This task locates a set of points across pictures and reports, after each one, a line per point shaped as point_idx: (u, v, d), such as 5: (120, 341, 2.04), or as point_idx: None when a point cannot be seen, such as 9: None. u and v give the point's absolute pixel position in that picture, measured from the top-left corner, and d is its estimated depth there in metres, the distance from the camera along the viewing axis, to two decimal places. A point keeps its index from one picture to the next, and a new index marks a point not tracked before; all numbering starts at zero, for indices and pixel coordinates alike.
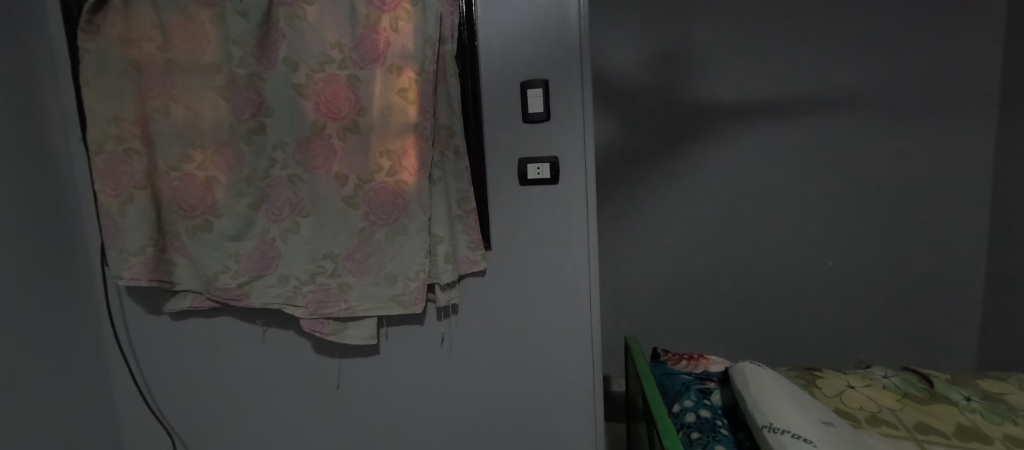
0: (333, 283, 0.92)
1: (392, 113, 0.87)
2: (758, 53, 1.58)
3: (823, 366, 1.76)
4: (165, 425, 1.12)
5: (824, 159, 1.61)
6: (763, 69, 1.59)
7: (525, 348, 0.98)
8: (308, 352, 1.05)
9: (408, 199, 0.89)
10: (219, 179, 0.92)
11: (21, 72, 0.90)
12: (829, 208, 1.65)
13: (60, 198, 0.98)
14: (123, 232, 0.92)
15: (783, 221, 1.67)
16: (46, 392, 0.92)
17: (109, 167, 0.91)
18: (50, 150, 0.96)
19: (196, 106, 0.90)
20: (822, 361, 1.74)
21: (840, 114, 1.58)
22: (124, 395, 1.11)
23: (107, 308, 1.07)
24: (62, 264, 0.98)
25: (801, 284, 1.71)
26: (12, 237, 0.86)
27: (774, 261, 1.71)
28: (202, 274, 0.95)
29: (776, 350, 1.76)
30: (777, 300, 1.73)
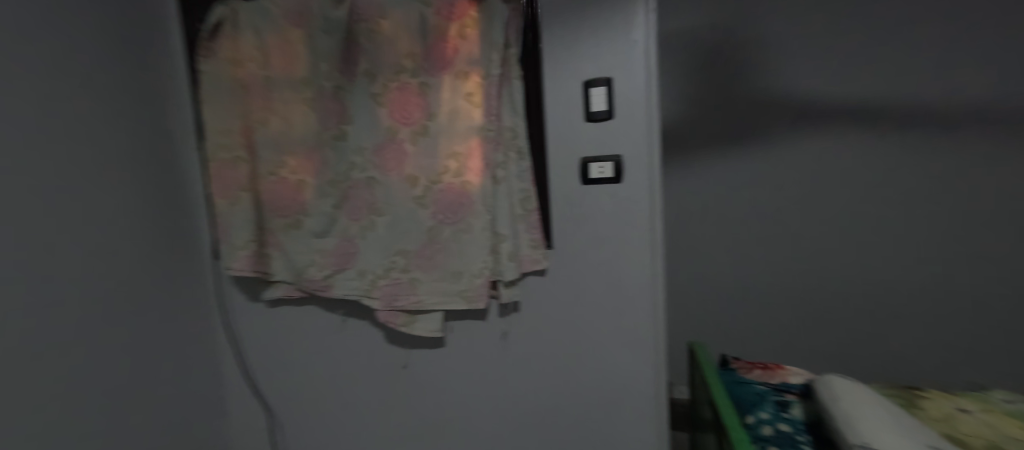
0: (404, 278, 0.99)
1: (459, 117, 0.90)
2: (838, 42, 1.48)
3: (912, 381, 1.62)
4: (263, 400, 1.26)
5: (916, 155, 1.48)
6: (844, 57, 1.48)
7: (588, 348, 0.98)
8: (380, 341, 1.13)
9: (473, 198, 0.92)
10: (307, 182, 1.03)
11: (155, 94, 1.07)
12: (921, 209, 1.51)
13: (185, 200, 1.15)
14: (233, 229, 1.06)
15: (865, 223, 1.56)
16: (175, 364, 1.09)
17: (221, 173, 1.06)
18: (177, 159, 1.13)
19: (289, 116, 1.01)
20: (909, 376, 1.62)
21: (939, 104, 1.43)
22: (229, 371, 1.26)
23: (219, 296, 1.22)
24: (187, 257, 1.14)
25: (886, 290, 1.59)
26: (146, 233, 1.02)
27: (855, 265, 1.59)
28: (293, 266, 1.05)
29: (856, 361, 1.65)
30: (857, 307, 1.62)
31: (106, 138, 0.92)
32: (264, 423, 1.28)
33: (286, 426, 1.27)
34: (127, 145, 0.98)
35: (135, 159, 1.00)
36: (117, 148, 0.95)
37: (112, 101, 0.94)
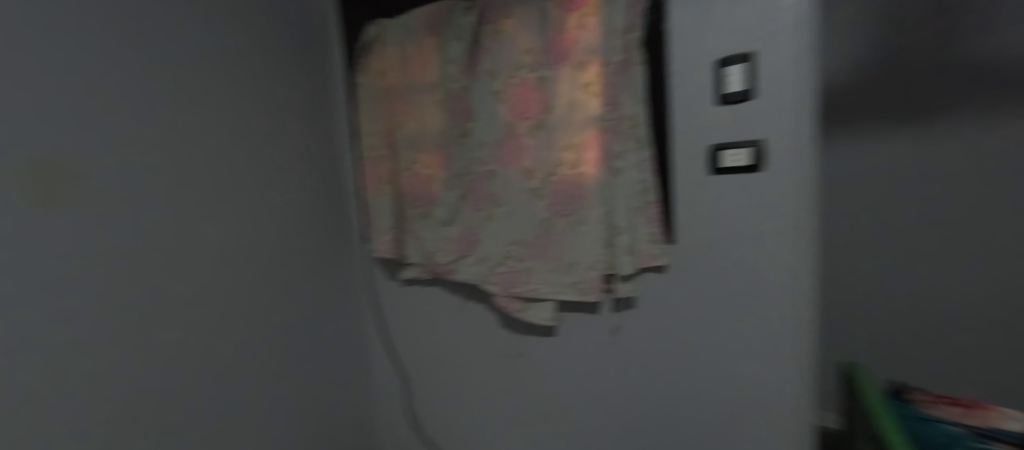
0: (520, 266, 1.03)
1: (576, 109, 0.90)
2: None
3: None
4: (399, 367, 1.46)
5: None
6: None
7: (704, 353, 0.91)
8: (496, 325, 1.21)
9: (588, 191, 0.91)
10: (436, 177, 1.14)
11: (321, 107, 1.32)
12: None
13: (341, 193, 1.39)
14: (378, 217, 1.26)
15: None
16: (331, 324, 1.35)
17: (370, 169, 1.26)
18: (336, 159, 1.37)
19: (423, 118, 1.14)
20: None
21: None
22: (372, 338, 1.49)
23: (366, 274, 1.45)
24: (342, 240, 1.38)
25: None
26: (312, 219, 1.27)
27: None
28: (424, 251, 1.18)
29: None
30: None
31: (281, 144, 1.18)
32: (400, 389, 1.47)
33: (418, 394, 1.43)
34: (298, 149, 1.23)
35: (304, 160, 1.25)
36: (290, 152, 1.21)
37: (288, 116, 1.21)
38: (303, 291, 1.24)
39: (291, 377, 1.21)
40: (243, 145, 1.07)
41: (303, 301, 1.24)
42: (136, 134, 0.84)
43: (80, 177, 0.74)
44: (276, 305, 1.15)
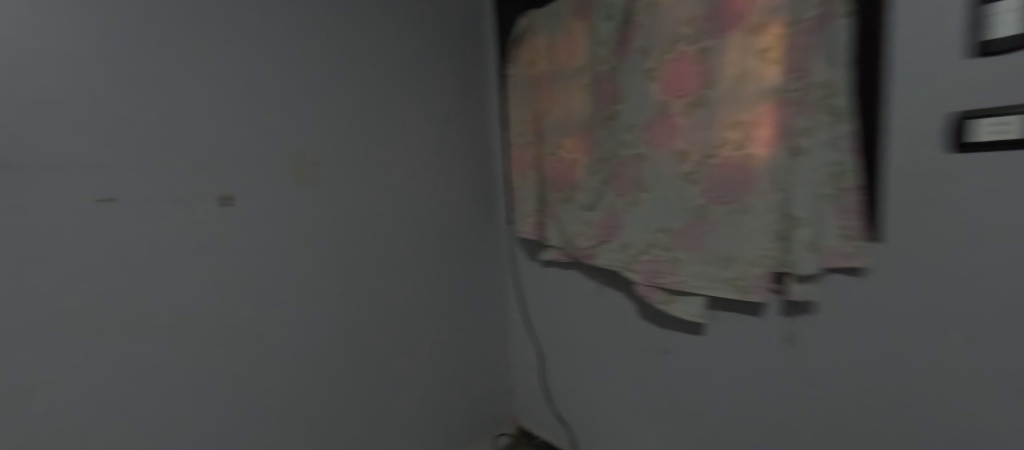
0: (666, 256, 0.97)
1: (747, 81, 0.77)
2: None
3: None
4: (536, 344, 1.53)
5: None
6: None
7: (882, 373, 0.76)
8: (635, 315, 1.17)
9: (757, 175, 0.79)
10: (580, 162, 1.14)
11: (477, 100, 1.46)
12: None
13: (492, 178, 1.52)
14: (524, 200, 1.33)
15: None
16: (478, 295, 1.51)
17: (518, 155, 1.33)
18: (488, 147, 1.50)
19: (569, 103, 1.15)
20: None
21: None
22: (512, 313, 1.60)
23: (510, 254, 1.56)
24: (491, 221, 1.52)
25: None
26: (466, 201, 1.44)
27: None
28: (565, 234, 1.21)
29: None
30: None
31: (444, 136, 1.37)
32: (537, 365, 1.55)
33: (555, 373, 1.48)
34: (457, 139, 1.41)
35: (461, 149, 1.42)
36: (450, 143, 1.39)
37: (449, 110, 1.38)
38: (457, 263, 1.44)
39: (445, 333, 1.43)
40: (414, 139, 1.30)
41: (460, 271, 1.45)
42: (345, 134, 1.15)
43: (317, 165, 1.11)
44: (435, 270, 1.38)
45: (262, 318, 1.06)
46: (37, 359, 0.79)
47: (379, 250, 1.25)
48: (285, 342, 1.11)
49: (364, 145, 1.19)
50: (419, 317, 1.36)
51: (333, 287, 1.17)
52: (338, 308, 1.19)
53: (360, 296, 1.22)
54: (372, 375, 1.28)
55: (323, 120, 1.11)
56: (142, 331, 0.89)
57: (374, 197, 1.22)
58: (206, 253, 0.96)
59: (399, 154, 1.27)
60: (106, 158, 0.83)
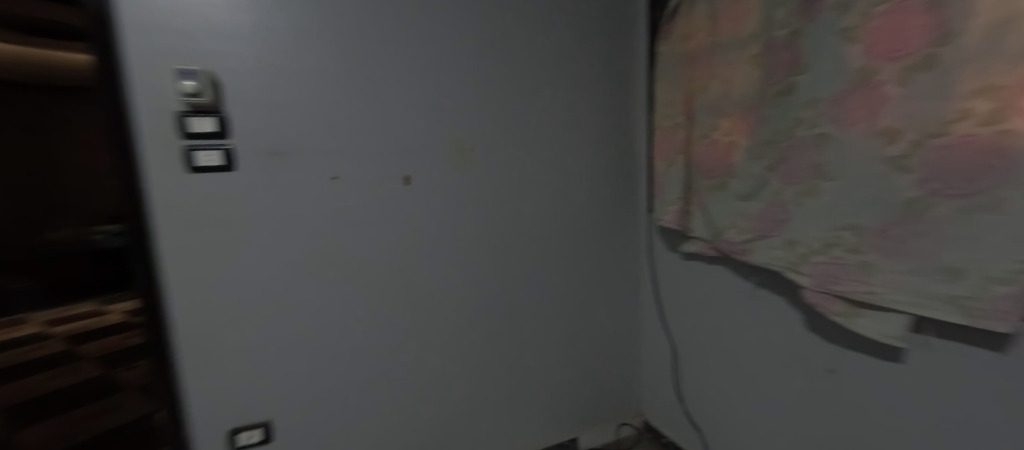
0: (850, 260, 0.79)
1: (1012, 27, 0.54)
2: None
3: None
4: (670, 341, 1.43)
5: None
6: None
7: None
8: (799, 325, 0.99)
9: (1018, 158, 0.55)
10: (739, 144, 1.00)
11: (621, 82, 1.41)
12: None
13: (632, 162, 1.46)
14: (665, 187, 1.24)
15: None
16: (611, 282, 1.49)
17: (664, 138, 1.24)
18: (630, 130, 1.44)
19: (730, 78, 1.00)
20: None
21: None
22: (646, 305, 1.53)
23: (647, 243, 1.48)
24: (628, 207, 1.47)
25: None
26: (603, 186, 1.43)
27: None
28: (713, 226, 1.09)
29: None
30: None
31: (585, 121, 1.38)
32: (670, 363, 1.45)
33: (690, 375, 1.36)
34: (598, 123, 1.39)
35: (602, 133, 1.40)
36: (591, 127, 1.39)
37: (592, 94, 1.37)
38: (591, 248, 1.44)
39: (575, 316, 1.46)
40: (555, 124, 1.34)
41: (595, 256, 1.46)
42: (495, 122, 1.26)
43: (472, 151, 1.25)
44: (569, 254, 1.42)
45: (424, 281, 1.25)
46: (288, 290, 1.11)
47: (519, 230, 1.34)
48: (440, 304, 1.28)
49: (510, 132, 1.28)
50: (552, 297, 1.42)
51: (479, 260, 1.30)
52: (482, 279, 1.32)
53: (501, 271, 1.34)
54: (508, 344, 1.39)
55: (478, 109, 1.24)
56: (345, 279, 1.16)
57: (517, 180, 1.31)
58: (389, 223, 1.18)
59: (541, 139, 1.32)
60: (331, 147, 1.10)
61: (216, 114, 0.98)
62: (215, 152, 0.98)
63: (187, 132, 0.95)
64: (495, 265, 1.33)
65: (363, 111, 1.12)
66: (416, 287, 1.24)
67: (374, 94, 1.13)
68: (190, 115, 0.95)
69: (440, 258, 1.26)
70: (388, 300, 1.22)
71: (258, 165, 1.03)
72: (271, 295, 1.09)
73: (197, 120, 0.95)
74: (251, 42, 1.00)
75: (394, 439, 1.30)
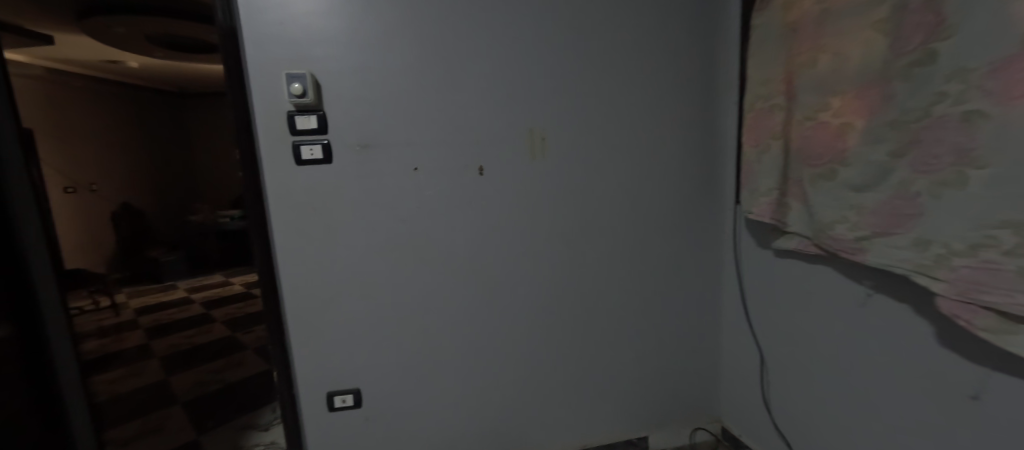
0: (1006, 265, 0.64)
1: None
2: None
3: None
4: (758, 345, 1.31)
5: None
6: None
7: None
8: (929, 339, 0.84)
9: None
10: (855, 126, 0.86)
11: (709, 62, 1.29)
12: None
13: (717, 150, 1.34)
14: (757, 175, 1.11)
15: None
16: (690, 278, 1.40)
17: (757, 122, 1.12)
18: (716, 115, 1.33)
19: (845, 50, 0.87)
20: None
21: None
22: (730, 305, 1.41)
23: (733, 238, 1.36)
24: (712, 199, 1.37)
25: None
26: (684, 176, 1.33)
27: None
28: (815, 221, 0.96)
29: None
30: None
31: (666, 106, 1.29)
32: (756, 369, 1.32)
33: (780, 383, 1.23)
34: (681, 107, 1.30)
35: (684, 119, 1.30)
36: (672, 113, 1.29)
37: (676, 76, 1.28)
38: (668, 241, 1.36)
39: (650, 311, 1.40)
40: (633, 110, 1.27)
41: (673, 250, 1.37)
42: (570, 110, 1.24)
43: (545, 140, 1.24)
44: (644, 246, 1.35)
45: (498, 268, 1.28)
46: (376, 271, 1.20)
47: (592, 221, 1.30)
48: (513, 292, 1.30)
49: (583, 119, 1.25)
50: (625, 290, 1.37)
51: (551, 250, 1.30)
52: (555, 270, 1.32)
53: (572, 262, 1.32)
54: (580, 335, 1.37)
55: (552, 98, 1.22)
56: (423, 264, 1.23)
57: (592, 170, 1.28)
58: (467, 212, 1.23)
59: (618, 127, 1.27)
60: (413, 139, 1.17)
61: (318, 112, 1.09)
62: (317, 146, 1.09)
63: (297, 129, 1.08)
64: (566, 256, 1.31)
65: (444, 104, 1.17)
66: (488, 274, 1.28)
67: (454, 87, 1.17)
68: (296, 114, 1.07)
69: (514, 247, 1.28)
70: (463, 285, 1.27)
71: (352, 157, 1.14)
72: (362, 275, 1.20)
73: (303, 118, 1.07)
74: (348, 44, 1.09)
75: (468, 418, 1.35)
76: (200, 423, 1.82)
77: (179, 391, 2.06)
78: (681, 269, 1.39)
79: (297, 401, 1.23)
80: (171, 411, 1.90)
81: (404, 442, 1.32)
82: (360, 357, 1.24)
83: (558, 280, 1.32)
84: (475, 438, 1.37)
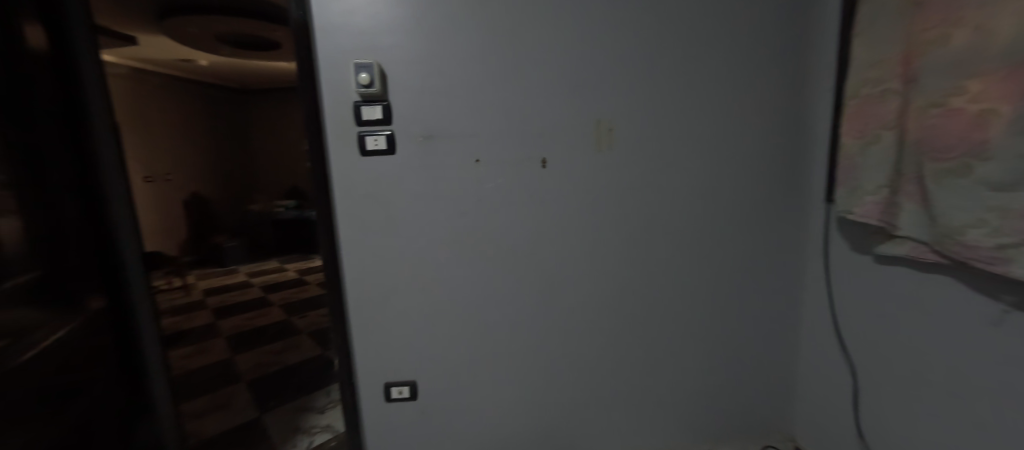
0: None
1: None
2: None
3: None
4: (847, 354, 1.22)
5: None
6: None
7: None
8: None
9: None
10: (1000, 112, 0.75)
11: (799, 50, 1.20)
12: None
13: (804, 143, 1.25)
14: (860, 171, 1.01)
15: None
16: (767, 281, 1.33)
17: (862, 110, 1.00)
18: (805, 106, 1.23)
19: (991, 24, 0.75)
20: None
21: None
22: (812, 310, 1.33)
23: (820, 239, 1.27)
24: (795, 196, 1.28)
25: None
26: (766, 172, 1.25)
27: None
28: (939, 224, 0.86)
29: None
30: None
31: (748, 95, 1.20)
32: (844, 379, 1.24)
33: (875, 395, 1.14)
34: (764, 97, 1.21)
35: (768, 110, 1.22)
36: (755, 104, 1.21)
37: (760, 64, 1.19)
38: (746, 240, 1.29)
39: (720, 314, 1.32)
40: (711, 100, 1.19)
41: (750, 251, 1.30)
42: (643, 100, 1.17)
43: (614, 131, 1.18)
44: (719, 246, 1.28)
45: (558, 265, 1.23)
46: (439, 265, 1.19)
47: (662, 219, 1.24)
48: (575, 290, 1.25)
49: (654, 109, 1.18)
50: (694, 291, 1.30)
51: (616, 247, 1.24)
52: (620, 268, 1.26)
53: (638, 260, 1.26)
54: (644, 337, 1.31)
55: (623, 87, 1.16)
56: (484, 259, 1.21)
57: (664, 164, 1.21)
58: (528, 206, 1.19)
59: (694, 117, 1.19)
60: (477, 130, 1.14)
61: (383, 102, 1.08)
62: (380, 137, 1.09)
63: (362, 120, 1.08)
64: (632, 255, 1.25)
65: (509, 93, 1.13)
66: (550, 273, 1.23)
67: (519, 76, 1.13)
68: (363, 104, 1.07)
69: (576, 244, 1.22)
70: (522, 281, 1.23)
71: (411, 149, 1.12)
72: (423, 270, 1.19)
73: (368, 109, 1.07)
74: (416, 32, 1.07)
75: (522, 417, 1.32)
76: (263, 401, 1.91)
77: (244, 369, 2.18)
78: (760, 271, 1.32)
79: (356, 390, 1.25)
80: (236, 388, 2.02)
81: (458, 437, 1.31)
82: (416, 349, 1.24)
83: (623, 280, 1.26)
84: (529, 438, 1.34)
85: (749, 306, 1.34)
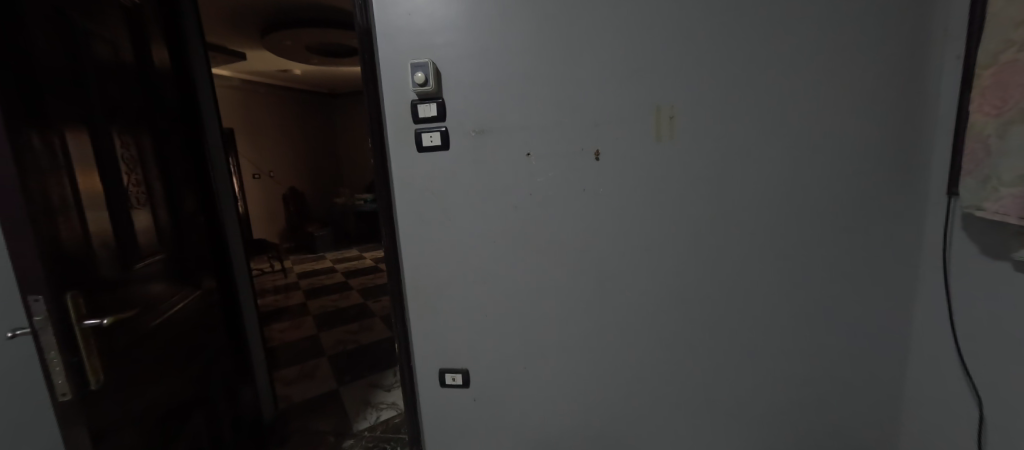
0: None
1: None
2: None
3: None
4: (972, 378, 1.03)
5: None
6: None
7: None
8: None
9: None
10: None
11: (917, 15, 1.02)
12: None
13: (921, 126, 1.06)
14: (996, 156, 0.85)
15: None
16: (867, 287, 1.15)
17: (999, 80, 0.85)
18: (923, 82, 1.05)
19: None
20: None
21: None
22: (926, 324, 1.14)
23: (940, 239, 1.07)
24: (908, 189, 1.09)
25: None
26: (867, 162, 1.08)
27: None
28: None
29: None
30: None
31: (846, 72, 1.05)
32: (966, 403, 1.05)
33: (1010, 424, 0.95)
34: (866, 74, 1.04)
35: (871, 89, 1.05)
36: (853, 82, 1.05)
37: (860, 35, 1.03)
38: (837, 240, 1.13)
39: (800, 323, 1.18)
40: (797, 80, 1.05)
41: (847, 252, 1.13)
42: (710, 84, 1.07)
43: (675, 119, 1.09)
44: (803, 248, 1.14)
45: (612, 261, 1.18)
46: (493, 258, 1.21)
47: (732, 214, 1.13)
48: (630, 288, 1.20)
49: (722, 94, 1.07)
50: (770, 294, 1.17)
51: (677, 243, 1.16)
52: (682, 267, 1.17)
53: (702, 258, 1.16)
54: (708, 341, 1.21)
55: (688, 70, 1.07)
56: (536, 254, 1.20)
57: (734, 152, 1.10)
58: (581, 201, 1.15)
59: (774, 101, 1.06)
60: (528, 123, 1.13)
61: (438, 100, 1.12)
62: (435, 133, 1.13)
63: (419, 118, 1.13)
64: (699, 253, 1.16)
65: (562, 84, 1.10)
66: (606, 270, 1.19)
67: (572, 64, 1.09)
68: (419, 102, 1.12)
69: (635, 240, 1.17)
70: (574, 276, 1.20)
71: (467, 143, 1.15)
72: (478, 262, 1.22)
73: (424, 106, 1.11)
74: (473, 29, 1.09)
75: (574, 414, 1.30)
76: (340, 376, 2.11)
77: (326, 346, 2.43)
78: (852, 276, 1.15)
79: (414, 376, 1.31)
80: (319, 361, 2.26)
81: (509, 427, 1.33)
82: (471, 340, 1.28)
83: (687, 280, 1.18)
84: (581, 436, 1.32)
85: (843, 315, 1.17)
